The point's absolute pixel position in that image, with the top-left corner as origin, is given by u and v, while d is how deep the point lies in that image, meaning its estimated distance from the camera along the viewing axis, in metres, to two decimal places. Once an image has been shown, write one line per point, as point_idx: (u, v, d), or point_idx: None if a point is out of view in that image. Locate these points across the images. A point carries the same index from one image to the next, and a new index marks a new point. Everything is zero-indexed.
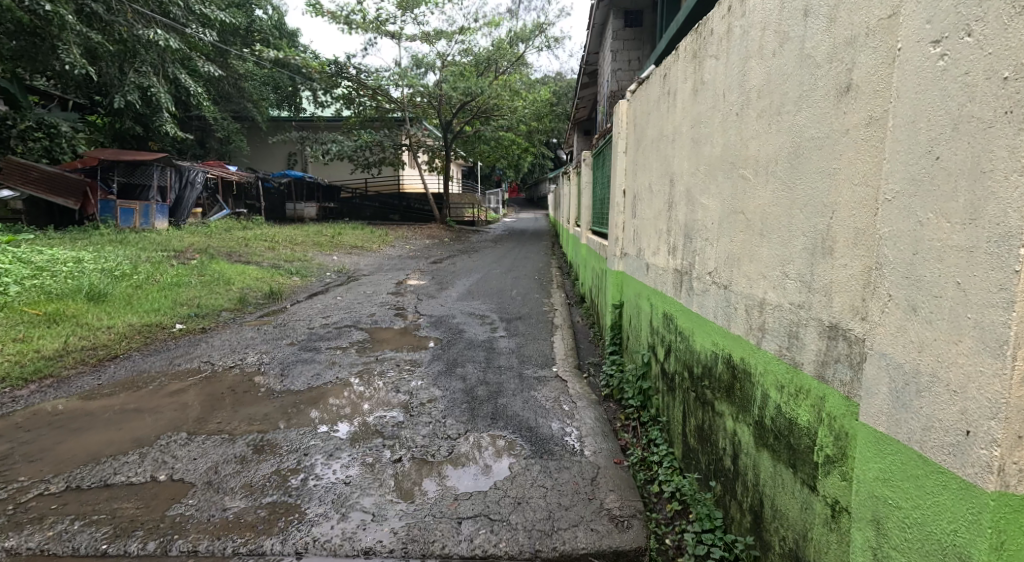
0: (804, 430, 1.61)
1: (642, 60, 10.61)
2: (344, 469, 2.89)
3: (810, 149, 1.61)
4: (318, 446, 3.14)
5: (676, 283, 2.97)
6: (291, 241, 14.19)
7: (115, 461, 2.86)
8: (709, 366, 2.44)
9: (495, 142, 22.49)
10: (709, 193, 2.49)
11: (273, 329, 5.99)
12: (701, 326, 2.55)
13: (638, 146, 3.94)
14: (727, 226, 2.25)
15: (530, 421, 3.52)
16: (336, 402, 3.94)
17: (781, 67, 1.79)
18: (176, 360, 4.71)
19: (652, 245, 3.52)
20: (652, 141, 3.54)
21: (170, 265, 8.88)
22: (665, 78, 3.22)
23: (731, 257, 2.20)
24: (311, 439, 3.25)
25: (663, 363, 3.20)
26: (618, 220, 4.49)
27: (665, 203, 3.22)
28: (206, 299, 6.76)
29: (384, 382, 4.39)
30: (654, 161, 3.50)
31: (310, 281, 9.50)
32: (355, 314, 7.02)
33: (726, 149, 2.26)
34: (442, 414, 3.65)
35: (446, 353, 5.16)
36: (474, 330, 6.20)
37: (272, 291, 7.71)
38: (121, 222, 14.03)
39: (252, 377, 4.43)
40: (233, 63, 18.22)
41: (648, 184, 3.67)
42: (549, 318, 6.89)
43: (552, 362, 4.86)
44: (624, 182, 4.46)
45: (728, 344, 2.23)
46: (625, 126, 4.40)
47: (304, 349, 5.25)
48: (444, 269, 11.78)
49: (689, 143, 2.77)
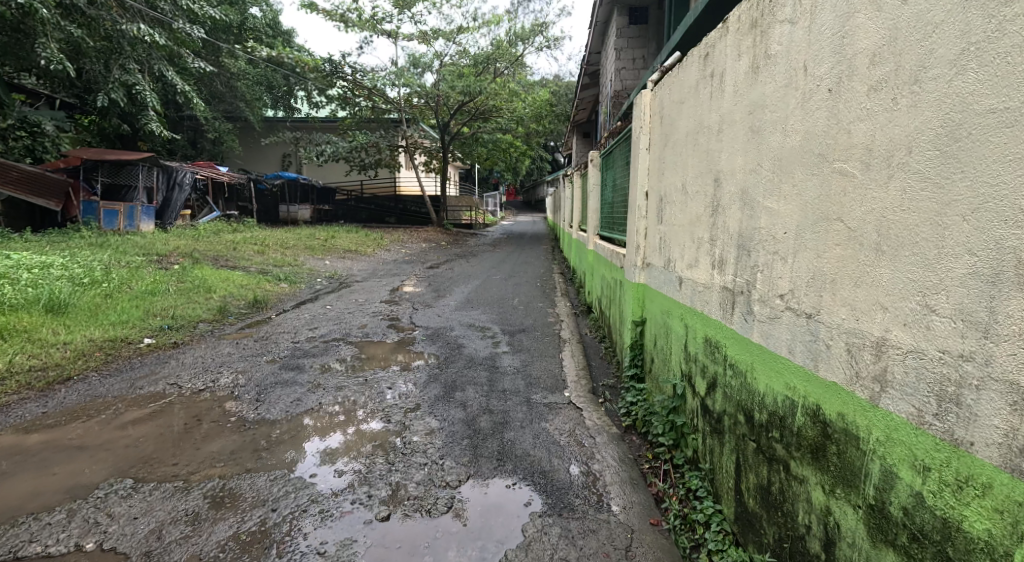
0: (978, 545, 1.15)
1: (648, 59, 10.08)
2: (336, 478, 2.81)
3: (990, 128, 1.12)
4: (301, 466, 2.93)
5: (724, 304, 2.46)
6: (282, 245, 13.67)
7: (35, 523, 2.35)
8: (781, 414, 1.92)
9: (492, 143, 22.00)
10: (778, 195, 1.98)
11: (253, 344, 5.45)
12: (765, 358, 2.05)
13: (667, 141, 3.45)
14: (811, 237, 1.75)
15: (544, 463, 3.02)
16: (317, 435, 3.39)
17: (922, 14, 1.28)
18: (139, 381, 4.17)
19: (686, 257, 3.02)
20: (687, 133, 3.05)
21: (149, 270, 8.34)
22: (708, 59, 2.73)
23: (820, 278, 1.69)
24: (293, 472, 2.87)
25: (705, 398, 2.70)
26: (639, 225, 3.98)
27: (707, 206, 2.72)
28: (183, 309, 6.22)
29: (374, 410, 3.85)
30: (689, 157, 3.00)
31: (299, 288, 8.97)
32: (345, 326, 6.50)
33: (809, 137, 1.76)
34: (440, 453, 3.13)
35: (445, 375, 4.62)
36: (475, 345, 5.65)
37: (256, 299, 7.18)
38: (105, 224, 13.32)
39: (223, 403, 3.89)
40: (224, 61, 17.67)
41: (680, 184, 3.17)
42: (555, 330, 6.37)
43: (563, 385, 4.34)
44: (647, 182, 3.96)
45: (812, 391, 1.72)
46: (648, 118, 3.90)
47: (285, 369, 4.70)
48: (440, 275, 11.27)
49: (746, 132, 2.27)
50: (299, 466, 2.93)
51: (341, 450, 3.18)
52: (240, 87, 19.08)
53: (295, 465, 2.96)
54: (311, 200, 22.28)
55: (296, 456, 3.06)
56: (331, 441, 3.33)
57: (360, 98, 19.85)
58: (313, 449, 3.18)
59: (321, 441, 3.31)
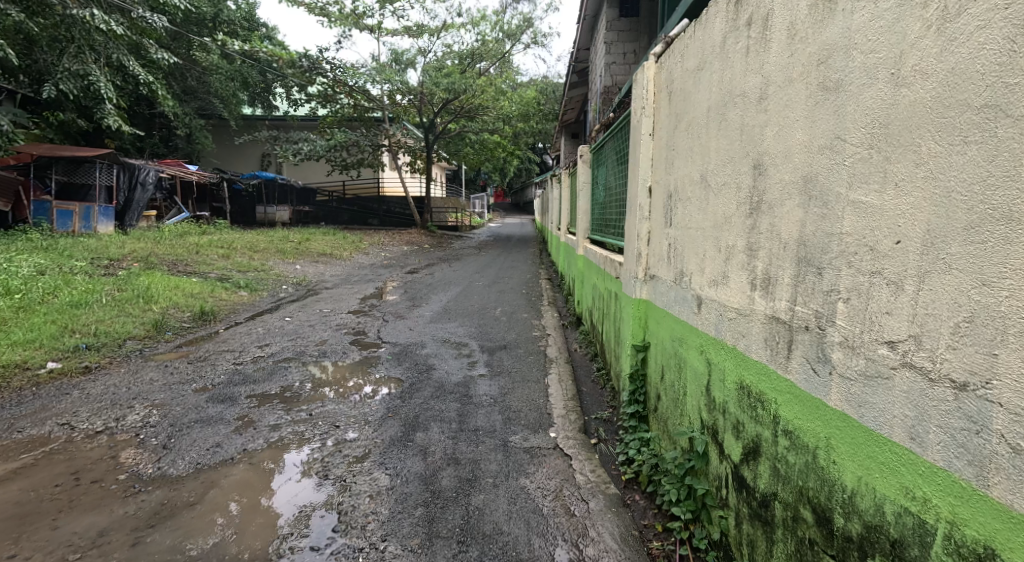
0: None
1: (640, 52, 9.34)
2: (314, 491, 2.72)
3: None
4: (278, 477, 2.87)
5: (772, 342, 1.74)
6: (251, 248, 12.79)
7: None
8: (886, 538, 1.22)
9: (478, 143, 21.34)
10: (876, 184, 1.27)
11: (185, 367, 4.66)
12: (851, 437, 1.33)
13: (679, 120, 2.71)
14: (969, 253, 1.03)
15: (519, 547, 2.29)
16: (238, 501, 2.63)
17: None
18: (19, 421, 3.38)
19: (708, 271, 2.30)
20: (709, 106, 2.32)
21: (89, 277, 7.48)
22: (742, 2, 1.99)
23: (1003, 332, 0.98)
24: (269, 489, 2.78)
25: (740, 466, 1.97)
26: (641, 227, 3.26)
27: (742, 203, 1.99)
28: (110, 324, 5.40)
29: (311, 461, 3.07)
30: (713, 139, 2.26)
31: (260, 297, 8.15)
32: (302, 342, 5.73)
33: (952, 80, 1.07)
34: (385, 529, 2.40)
35: (407, 409, 3.83)
36: (447, 367, 4.87)
37: (203, 311, 6.37)
38: (59, 226, 12.34)
39: (118, 451, 3.08)
40: (195, 54, 16.77)
41: (699, 176, 2.44)
42: (539, 347, 5.63)
43: (548, 422, 3.60)
44: (651, 174, 3.22)
45: (975, 524, 1.02)
46: (653, 94, 3.16)
47: (214, 400, 3.92)
48: (418, 280, 10.53)
49: (810, 92, 1.54)
50: (217, 547, 2.29)
51: (320, 462, 3.06)
52: (213, 82, 18.24)
53: (272, 477, 2.90)
54: (289, 201, 21.44)
55: (227, 520, 2.48)
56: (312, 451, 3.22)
57: (341, 95, 19.07)
58: (295, 458, 3.10)
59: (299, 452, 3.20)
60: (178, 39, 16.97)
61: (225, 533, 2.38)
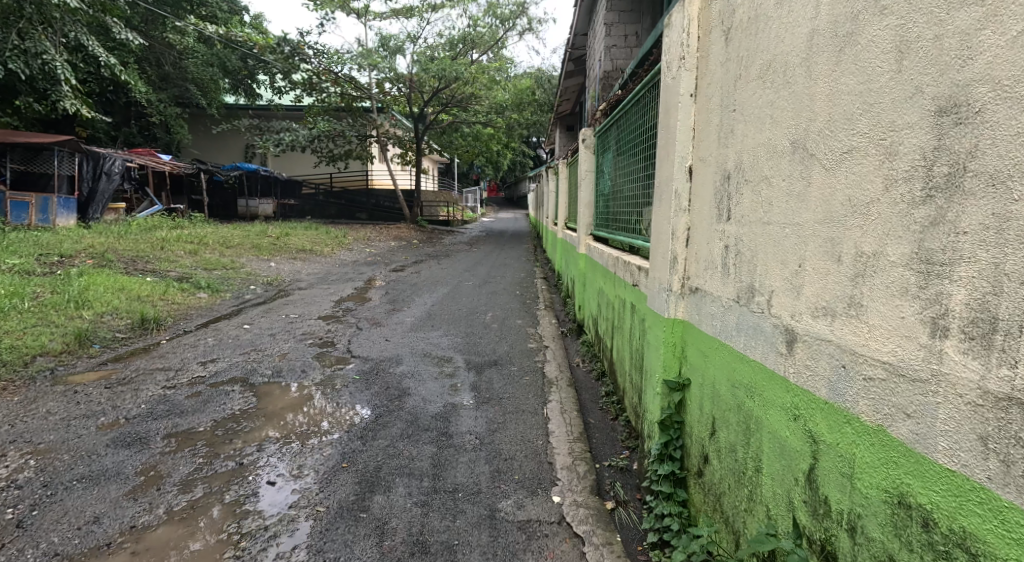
0: None
1: (642, 34, 8.47)
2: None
3: None
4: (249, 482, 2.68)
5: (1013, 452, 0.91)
6: (224, 243, 11.88)
7: None
8: None
9: (473, 136, 20.22)
10: None
11: (97, 393, 3.78)
12: None
13: (746, 68, 1.86)
14: None
15: None
16: (186, 538, 2.24)
17: None
18: None
19: (809, 292, 1.46)
20: (813, 30, 1.46)
21: (19, 277, 6.56)
22: None
23: None
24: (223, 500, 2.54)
25: None
26: (679, 221, 2.39)
27: (915, 192, 1.11)
28: (20, 337, 4.52)
29: (244, 530, 2.31)
30: (823, 81, 1.42)
31: (221, 299, 7.26)
32: (256, 356, 4.86)
33: None
34: None
35: (367, 457, 2.95)
36: (425, 392, 3.99)
37: (143, 318, 5.44)
38: (13, 218, 11.14)
39: None
40: (169, 36, 15.66)
41: (787, 144, 1.60)
42: (535, 363, 4.78)
43: (548, 480, 2.75)
44: (690, 149, 2.36)
45: None
46: (696, 39, 2.30)
47: (118, 445, 3.03)
48: (403, 279, 9.68)
49: None
50: (199, 552, 2.16)
51: (259, 527, 2.33)
52: (191, 66, 17.25)
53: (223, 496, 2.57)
54: (273, 193, 20.87)
55: (176, 552, 2.16)
56: (270, 473, 2.79)
57: (327, 83, 17.91)
58: (264, 475, 2.77)
59: (265, 471, 2.81)
60: (151, 21, 15.81)
61: (206, 538, 2.25)
